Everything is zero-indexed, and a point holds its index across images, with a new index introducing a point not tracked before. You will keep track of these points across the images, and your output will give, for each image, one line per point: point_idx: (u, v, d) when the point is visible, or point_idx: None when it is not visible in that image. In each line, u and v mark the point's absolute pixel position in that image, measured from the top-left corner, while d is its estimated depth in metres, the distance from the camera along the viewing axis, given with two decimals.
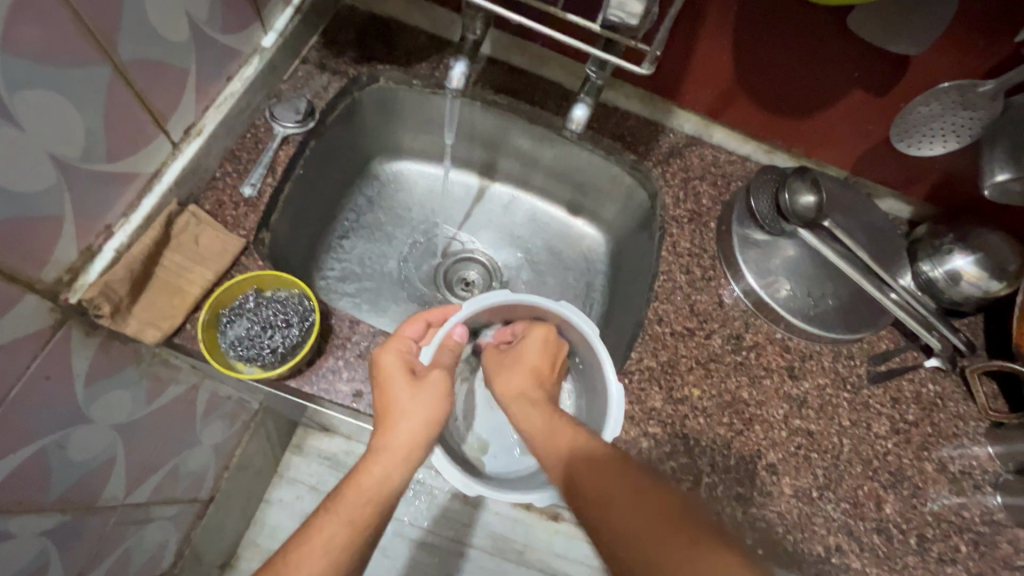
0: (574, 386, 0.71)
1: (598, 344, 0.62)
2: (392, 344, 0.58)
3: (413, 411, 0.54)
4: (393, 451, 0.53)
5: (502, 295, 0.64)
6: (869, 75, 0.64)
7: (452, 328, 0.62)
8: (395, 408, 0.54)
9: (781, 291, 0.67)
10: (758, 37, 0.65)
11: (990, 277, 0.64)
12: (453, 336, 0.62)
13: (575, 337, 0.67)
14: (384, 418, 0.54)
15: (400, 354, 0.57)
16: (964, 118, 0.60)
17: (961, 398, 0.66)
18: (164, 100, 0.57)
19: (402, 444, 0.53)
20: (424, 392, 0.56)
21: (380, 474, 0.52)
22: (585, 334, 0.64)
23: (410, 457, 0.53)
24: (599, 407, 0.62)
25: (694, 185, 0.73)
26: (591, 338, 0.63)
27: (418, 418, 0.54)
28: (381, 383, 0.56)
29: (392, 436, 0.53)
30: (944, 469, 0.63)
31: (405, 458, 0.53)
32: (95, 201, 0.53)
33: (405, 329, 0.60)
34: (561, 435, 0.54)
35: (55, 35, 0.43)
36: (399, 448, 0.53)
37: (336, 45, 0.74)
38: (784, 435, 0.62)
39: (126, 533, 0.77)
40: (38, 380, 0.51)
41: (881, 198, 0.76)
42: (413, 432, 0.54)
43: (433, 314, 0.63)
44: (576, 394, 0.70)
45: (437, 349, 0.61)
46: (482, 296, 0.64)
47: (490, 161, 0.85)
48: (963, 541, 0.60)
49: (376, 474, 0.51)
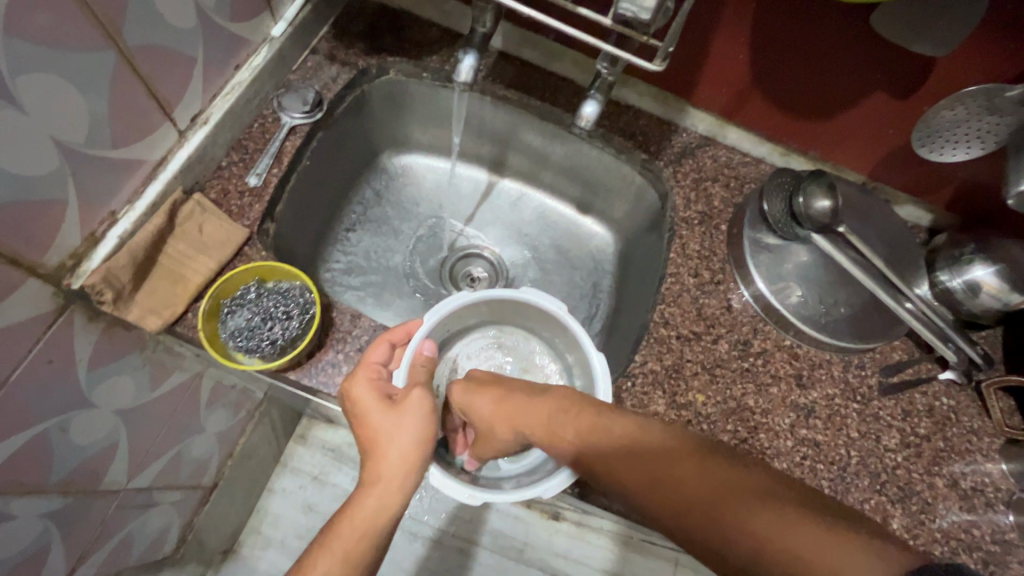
0: (561, 368, 0.70)
1: (570, 321, 0.63)
2: (359, 374, 0.55)
3: (398, 438, 0.52)
4: (386, 481, 0.51)
5: (466, 295, 0.63)
6: (891, 77, 0.62)
7: (420, 343, 0.60)
8: (381, 438, 0.53)
9: (792, 297, 0.65)
10: (781, 33, 0.63)
11: (1012, 290, 0.61)
12: (423, 352, 0.60)
13: (549, 320, 0.67)
14: (372, 450, 0.53)
15: (371, 382, 0.54)
16: (989, 123, 0.57)
17: (976, 413, 0.64)
18: (171, 87, 0.57)
19: (393, 472, 0.51)
20: (405, 415, 0.53)
21: (375, 504, 0.50)
22: (554, 312, 0.64)
23: (405, 482, 0.52)
24: (590, 383, 0.62)
25: (705, 186, 0.71)
26: (560, 316, 0.63)
27: (405, 444, 0.52)
28: (360, 416, 0.54)
29: (382, 466, 0.51)
30: (955, 485, 0.61)
31: (399, 485, 0.51)
32: (99, 187, 0.53)
33: (371, 354, 0.56)
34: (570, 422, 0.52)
35: (60, 19, 0.43)
36: (390, 476, 0.51)
37: (346, 36, 0.74)
38: (790, 445, 0.61)
39: (128, 518, 0.77)
40: (40, 365, 0.51)
41: (900, 204, 0.74)
42: (404, 459, 0.52)
43: (396, 334, 0.59)
44: (565, 375, 0.69)
45: (409, 369, 0.58)
46: (440, 304, 0.63)
47: (500, 156, 0.84)
48: (973, 560, 0.58)
49: (371, 506, 0.50)
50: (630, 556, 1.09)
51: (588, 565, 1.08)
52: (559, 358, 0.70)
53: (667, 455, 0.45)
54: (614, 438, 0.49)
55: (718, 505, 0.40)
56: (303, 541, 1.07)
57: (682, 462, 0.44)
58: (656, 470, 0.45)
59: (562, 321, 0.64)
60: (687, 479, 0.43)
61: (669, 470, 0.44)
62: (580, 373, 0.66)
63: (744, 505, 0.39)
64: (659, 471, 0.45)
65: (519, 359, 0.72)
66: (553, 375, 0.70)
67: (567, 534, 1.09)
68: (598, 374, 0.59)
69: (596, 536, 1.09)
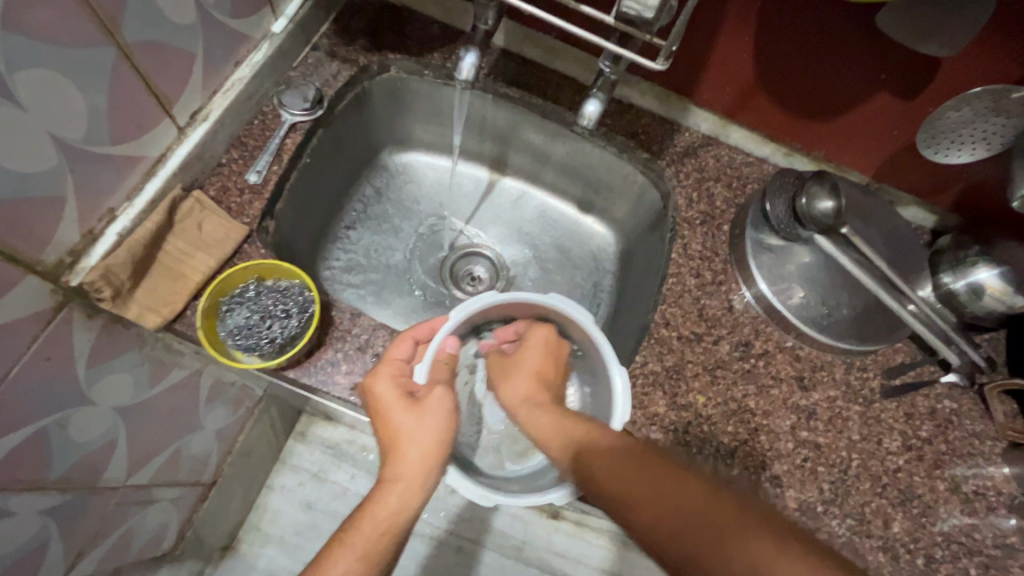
0: (574, 374, 0.69)
1: (592, 327, 0.61)
2: (382, 371, 0.55)
3: (419, 437, 0.52)
4: (408, 481, 0.51)
5: (490, 297, 0.62)
6: (896, 77, 0.61)
7: (444, 340, 0.60)
8: (402, 436, 0.52)
9: (794, 298, 0.65)
10: (786, 31, 0.62)
11: (1015, 291, 0.61)
12: (445, 349, 0.60)
13: (569, 327, 0.66)
14: (392, 449, 0.52)
15: (394, 379, 0.54)
16: (996, 125, 0.58)
17: (978, 417, 0.63)
18: (170, 83, 0.57)
19: (414, 473, 0.51)
20: (427, 413, 0.53)
21: (396, 504, 0.50)
22: (578, 319, 0.63)
23: (426, 482, 0.51)
24: (606, 392, 0.61)
25: (708, 186, 0.71)
26: (584, 324, 0.62)
27: (426, 442, 0.52)
28: (380, 414, 0.54)
29: (402, 466, 0.51)
30: (957, 489, 0.60)
31: (420, 484, 0.51)
32: (97, 183, 0.53)
33: (395, 350, 0.56)
34: (576, 432, 0.53)
35: (58, 14, 0.43)
36: (411, 477, 0.51)
37: (347, 33, 0.73)
38: (790, 447, 0.60)
39: (127, 514, 0.77)
40: (38, 362, 0.51)
41: (904, 206, 0.74)
42: (424, 458, 0.52)
43: (420, 332, 0.59)
44: (579, 383, 0.68)
45: (430, 366, 0.57)
46: (466, 304, 0.62)
47: (501, 155, 0.83)
48: (974, 564, 0.58)
49: (392, 505, 0.50)
50: (629, 555, 1.09)
51: (587, 564, 1.08)
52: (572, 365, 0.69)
53: (670, 479, 0.44)
54: (618, 456, 0.47)
55: (719, 539, 0.40)
56: (301, 539, 1.07)
57: (685, 490, 0.43)
58: (658, 497, 0.44)
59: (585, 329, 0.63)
60: (689, 507, 0.42)
61: (668, 495, 0.43)
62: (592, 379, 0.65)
63: (743, 543, 0.39)
64: (663, 498, 0.43)
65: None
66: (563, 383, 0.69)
67: (567, 533, 1.09)
68: (617, 388, 0.58)
69: (595, 536, 1.09)
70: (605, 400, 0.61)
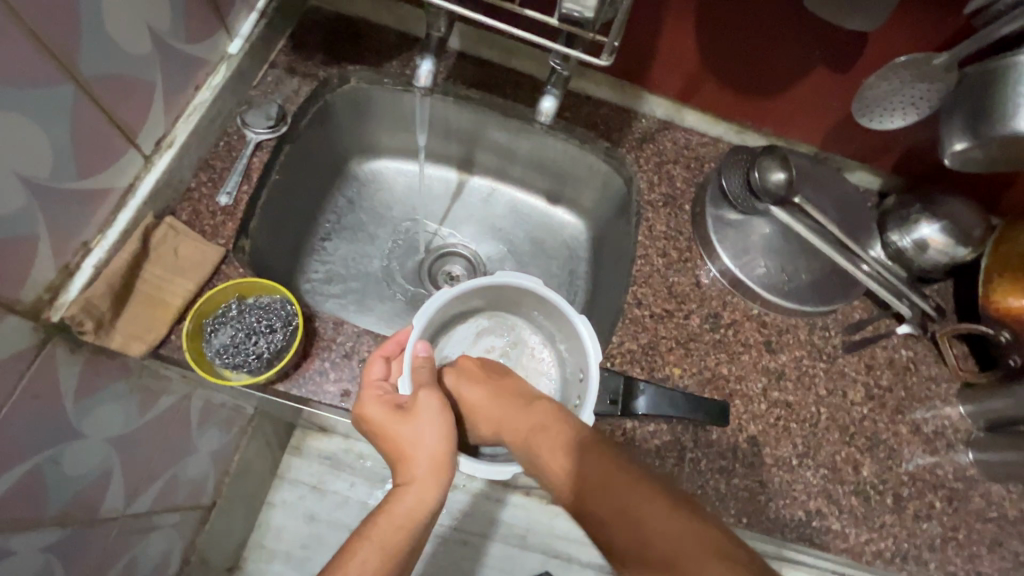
0: (541, 336, 0.72)
1: (548, 293, 0.64)
2: (365, 396, 0.56)
3: (421, 438, 0.54)
4: (422, 481, 0.52)
5: (444, 293, 0.63)
6: (830, 52, 0.65)
7: (414, 345, 0.60)
8: (407, 444, 0.54)
9: (758, 269, 0.68)
10: (725, 16, 0.65)
11: (956, 243, 0.66)
12: (419, 354, 0.59)
13: (524, 297, 0.68)
14: (402, 459, 0.54)
15: (379, 400, 0.55)
16: (922, 91, 0.61)
17: (932, 361, 0.68)
18: (132, 113, 0.57)
19: (427, 472, 0.53)
20: (421, 417, 0.55)
21: (412, 502, 0.51)
22: (530, 289, 0.65)
23: (440, 477, 0.53)
24: (577, 345, 0.65)
25: (667, 169, 0.74)
26: (537, 289, 0.65)
27: (431, 444, 0.54)
28: (378, 433, 0.56)
29: (413, 468, 0.53)
30: (918, 430, 0.65)
31: (435, 480, 0.53)
32: (69, 219, 0.54)
33: (370, 373, 0.57)
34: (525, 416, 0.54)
35: (13, 58, 0.43)
36: (425, 476, 0.53)
37: (304, 48, 0.74)
38: (764, 408, 0.64)
39: (130, 543, 0.78)
40: (27, 400, 0.51)
41: (851, 170, 0.77)
42: (434, 457, 0.53)
43: (388, 348, 0.60)
44: (548, 341, 0.71)
45: (411, 374, 0.58)
46: (421, 308, 0.62)
47: (467, 155, 0.85)
48: (938, 497, 0.63)
49: (409, 501, 0.51)
50: None
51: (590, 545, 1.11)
52: (541, 329, 0.72)
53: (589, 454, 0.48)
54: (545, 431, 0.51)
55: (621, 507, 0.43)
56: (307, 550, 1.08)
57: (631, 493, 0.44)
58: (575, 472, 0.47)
59: (542, 296, 0.65)
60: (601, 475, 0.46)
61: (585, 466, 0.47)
62: (565, 342, 0.68)
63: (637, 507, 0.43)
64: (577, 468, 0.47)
65: (506, 337, 0.73)
66: (537, 346, 0.72)
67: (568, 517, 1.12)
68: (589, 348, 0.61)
69: None
70: (580, 355, 0.65)
